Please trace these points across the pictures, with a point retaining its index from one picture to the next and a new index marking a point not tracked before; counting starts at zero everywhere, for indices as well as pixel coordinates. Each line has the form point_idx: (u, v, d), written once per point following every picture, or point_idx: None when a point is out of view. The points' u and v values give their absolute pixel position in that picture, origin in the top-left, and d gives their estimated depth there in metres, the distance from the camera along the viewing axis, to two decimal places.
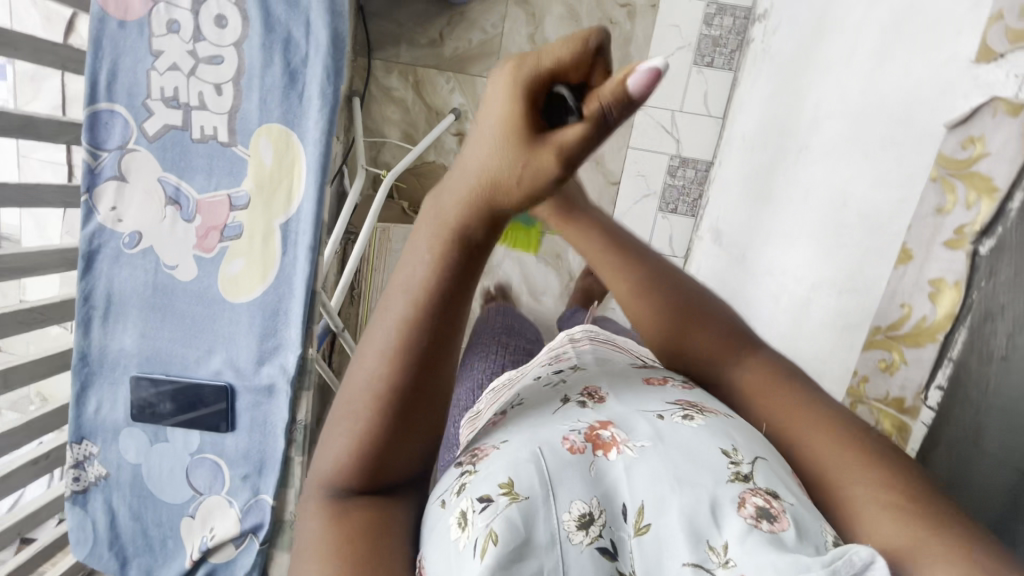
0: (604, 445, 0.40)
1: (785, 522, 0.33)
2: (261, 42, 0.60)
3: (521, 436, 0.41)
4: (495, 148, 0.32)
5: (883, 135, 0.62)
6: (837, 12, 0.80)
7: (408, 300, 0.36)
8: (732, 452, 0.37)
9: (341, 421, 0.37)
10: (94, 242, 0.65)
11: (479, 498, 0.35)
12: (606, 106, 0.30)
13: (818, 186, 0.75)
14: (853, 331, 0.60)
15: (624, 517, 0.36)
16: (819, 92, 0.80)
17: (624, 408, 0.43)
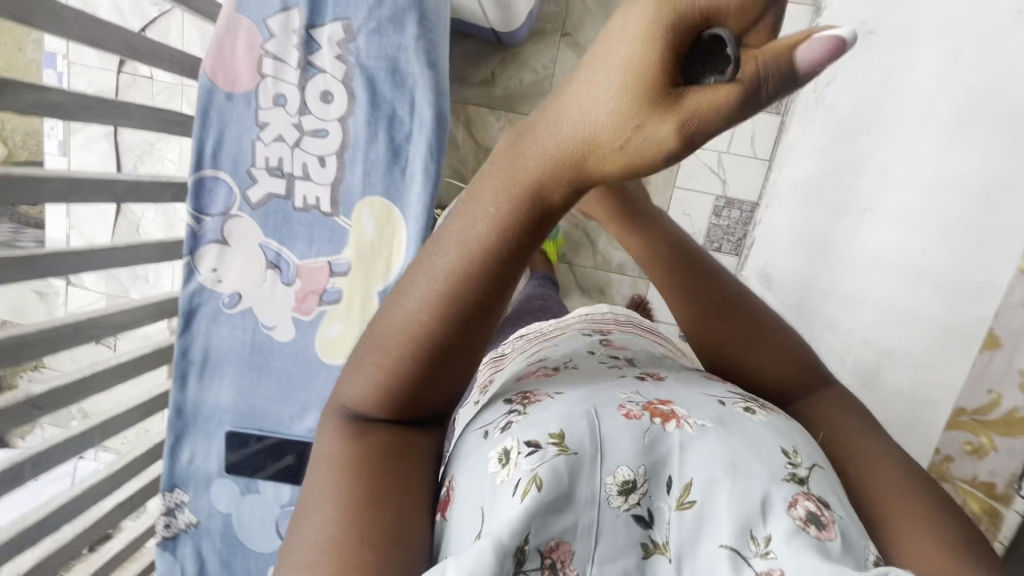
0: (663, 417, 0.51)
1: (834, 533, 0.42)
2: (368, 118, 0.93)
3: (574, 393, 0.54)
4: (614, 102, 0.33)
5: (962, 215, 0.64)
6: (903, 76, 0.81)
7: (469, 244, 0.41)
8: (792, 455, 0.47)
9: (392, 341, 0.44)
10: (196, 299, 0.96)
11: (527, 443, 0.48)
12: (760, 76, 0.30)
13: (885, 251, 0.77)
14: (932, 406, 0.63)
15: (665, 488, 0.47)
16: (884, 155, 0.82)
17: (684, 396, 0.54)
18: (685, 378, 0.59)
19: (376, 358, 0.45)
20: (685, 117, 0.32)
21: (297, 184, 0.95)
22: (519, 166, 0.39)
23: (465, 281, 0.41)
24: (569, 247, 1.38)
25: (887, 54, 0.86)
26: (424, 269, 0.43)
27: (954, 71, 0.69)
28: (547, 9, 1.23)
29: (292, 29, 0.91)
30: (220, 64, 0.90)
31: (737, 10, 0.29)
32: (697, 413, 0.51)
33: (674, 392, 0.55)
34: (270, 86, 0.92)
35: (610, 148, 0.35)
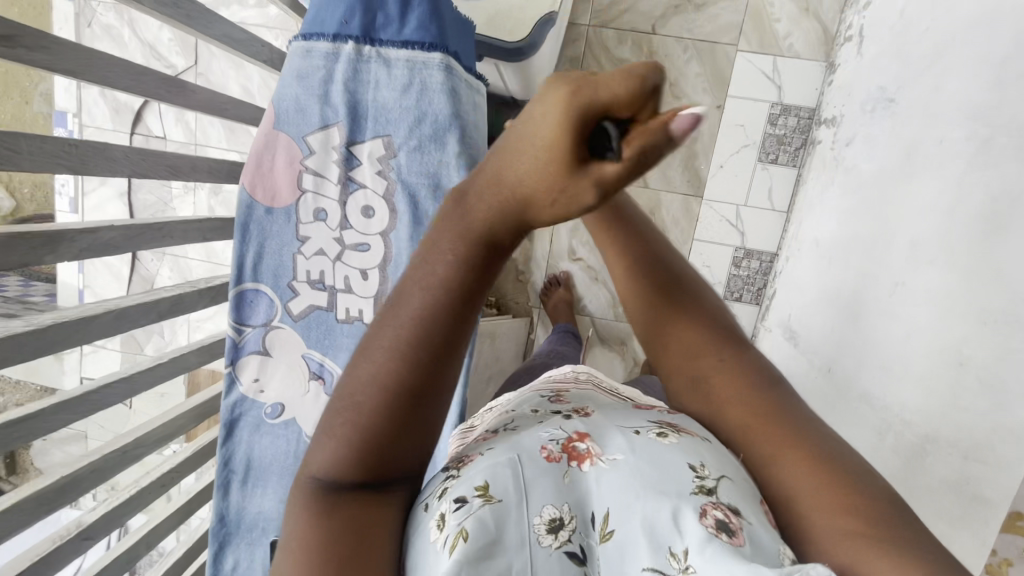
0: (580, 457, 0.47)
1: (743, 539, 0.39)
2: (409, 233, 0.72)
3: (503, 442, 0.48)
4: (537, 167, 0.32)
5: (1004, 309, 0.65)
6: (928, 152, 0.82)
7: (421, 300, 0.37)
8: (699, 467, 0.44)
9: (351, 404, 0.38)
10: (236, 410, 0.77)
11: (455, 499, 0.42)
12: (646, 148, 0.30)
13: (923, 331, 0.77)
14: (985, 504, 0.63)
15: (590, 523, 0.43)
16: (916, 230, 0.82)
17: (605, 430, 0.50)
18: (614, 412, 0.54)
19: (335, 425, 0.38)
20: (597, 182, 0.31)
21: (339, 296, 0.75)
22: (466, 216, 0.37)
23: (427, 332, 0.37)
24: (589, 300, 1.38)
25: (911, 129, 0.88)
26: (382, 321, 0.38)
27: (984, 158, 0.72)
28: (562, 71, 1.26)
29: (332, 145, 0.70)
30: (257, 181, 0.70)
31: (623, 93, 0.28)
32: (613, 447, 0.47)
33: (593, 425, 0.51)
34: (310, 202, 0.72)
35: (544, 204, 0.34)
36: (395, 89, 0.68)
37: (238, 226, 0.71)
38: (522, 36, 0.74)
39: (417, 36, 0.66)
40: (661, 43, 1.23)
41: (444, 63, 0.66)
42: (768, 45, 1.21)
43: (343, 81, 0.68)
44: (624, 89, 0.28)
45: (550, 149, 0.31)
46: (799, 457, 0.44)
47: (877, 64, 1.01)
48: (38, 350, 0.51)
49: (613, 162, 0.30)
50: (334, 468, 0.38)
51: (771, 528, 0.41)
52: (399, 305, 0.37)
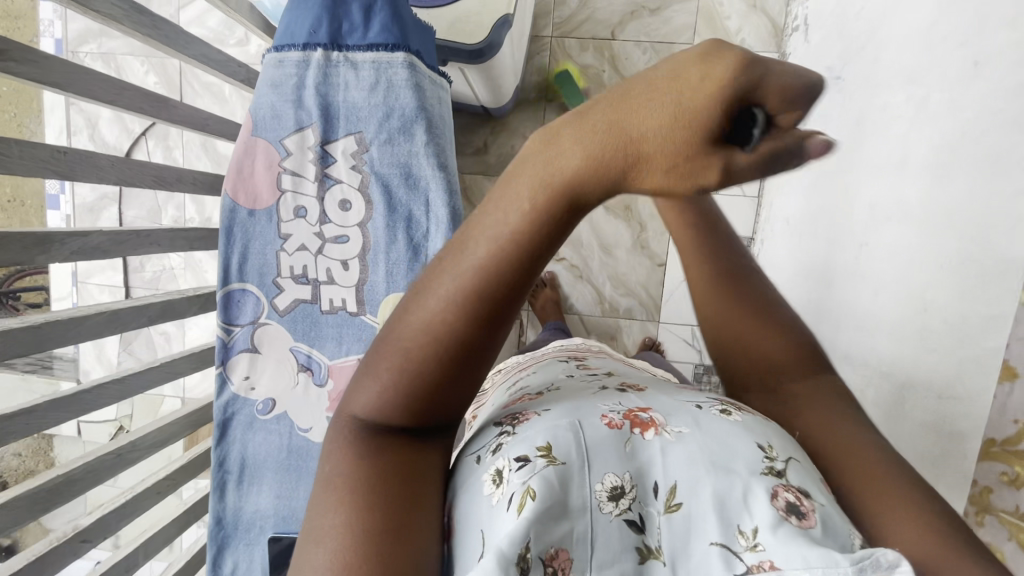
0: (643, 425, 0.49)
1: (814, 521, 0.41)
2: (386, 222, 0.76)
3: (559, 407, 0.52)
4: (667, 124, 0.29)
5: (958, 250, 0.68)
6: (877, 118, 0.87)
7: (492, 251, 0.35)
8: (768, 449, 0.46)
9: (400, 350, 0.39)
10: (228, 410, 0.79)
11: (517, 458, 0.45)
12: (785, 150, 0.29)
13: (891, 284, 0.80)
14: (964, 438, 0.63)
15: (652, 493, 0.45)
16: (874, 192, 0.86)
17: (664, 405, 0.53)
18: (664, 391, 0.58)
19: (383, 367, 0.39)
20: (727, 163, 0.29)
21: (322, 288, 0.77)
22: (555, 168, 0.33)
23: (482, 287, 0.36)
24: (575, 297, 1.41)
25: (859, 100, 0.93)
26: (452, 265, 0.37)
27: (925, 115, 0.76)
28: (531, 80, 1.33)
29: (307, 144, 0.74)
30: (239, 186, 0.74)
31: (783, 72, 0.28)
32: (676, 421, 0.50)
33: (653, 401, 0.54)
34: (290, 201, 0.75)
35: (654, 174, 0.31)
36: (364, 88, 0.72)
37: (222, 229, 0.74)
38: (482, 37, 0.78)
39: (380, 38, 0.71)
40: (622, 47, 1.30)
41: (407, 60, 0.70)
42: (722, 41, 1.28)
43: (316, 85, 0.72)
44: (790, 72, 0.28)
45: (689, 109, 0.29)
46: (861, 471, 0.44)
47: (823, 47, 1.07)
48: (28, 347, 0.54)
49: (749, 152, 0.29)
50: (377, 406, 0.41)
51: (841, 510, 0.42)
52: (463, 252, 0.36)
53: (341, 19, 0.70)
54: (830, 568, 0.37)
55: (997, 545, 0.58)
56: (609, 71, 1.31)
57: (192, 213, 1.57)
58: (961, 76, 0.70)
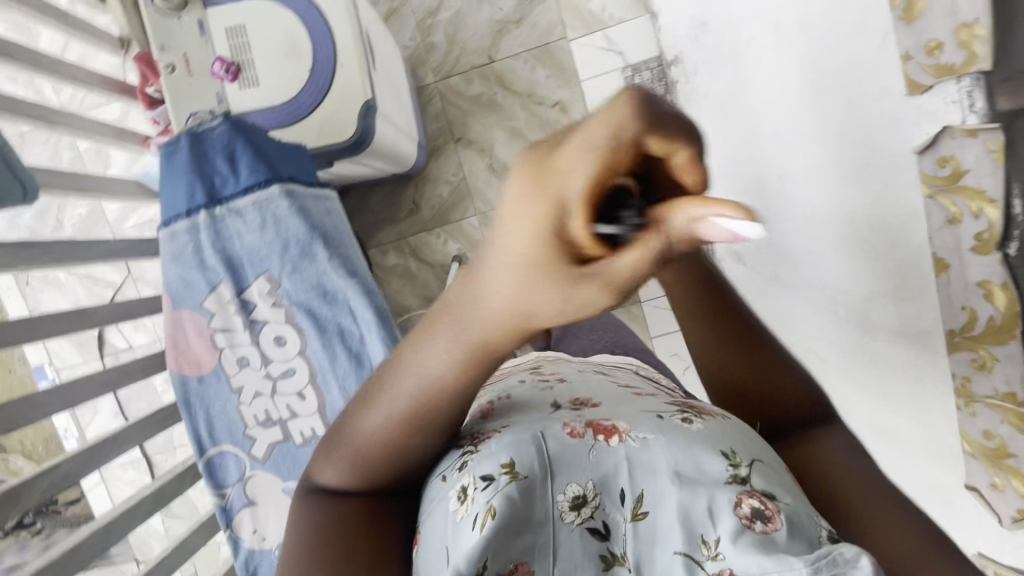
0: (607, 434, 0.56)
1: (778, 524, 0.46)
2: (321, 344, 0.84)
3: (519, 423, 0.57)
4: (528, 268, 0.33)
5: (856, 160, 0.68)
6: (748, 54, 0.88)
7: (424, 374, 0.45)
8: (731, 456, 0.52)
9: (354, 439, 0.52)
10: (250, 564, 0.83)
11: (482, 477, 0.51)
12: (658, 240, 0.30)
13: (819, 206, 0.80)
14: (929, 336, 0.64)
15: (620, 501, 0.52)
16: (773, 120, 0.87)
17: (627, 414, 0.59)
18: (619, 402, 0.62)
19: (346, 461, 0.53)
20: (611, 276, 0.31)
21: (290, 423, 0.84)
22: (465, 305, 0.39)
23: (425, 404, 0.47)
24: None
25: (729, 40, 0.94)
26: (397, 383, 0.47)
27: (784, 41, 0.77)
28: (433, 127, 1.35)
29: (225, 299, 0.82)
30: (182, 361, 0.83)
31: (606, 156, 0.29)
32: (639, 428, 0.56)
33: (618, 410, 0.60)
34: (230, 354, 0.83)
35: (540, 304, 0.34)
36: (254, 230, 0.81)
37: (181, 402, 0.81)
38: (354, 129, 0.84)
39: (252, 182, 0.79)
40: (502, 65, 1.31)
41: (281, 192, 0.79)
42: (592, 22, 1.29)
43: (211, 246, 0.80)
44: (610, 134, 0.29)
45: (547, 236, 0.31)
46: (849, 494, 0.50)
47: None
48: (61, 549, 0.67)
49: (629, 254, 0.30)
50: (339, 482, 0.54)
51: (807, 509, 0.48)
52: (406, 379, 0.46)
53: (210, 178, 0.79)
54: (787, 568, 0.42)
55: (995, 430, 0.57)
56: (500, 92, 1.32)
57: None
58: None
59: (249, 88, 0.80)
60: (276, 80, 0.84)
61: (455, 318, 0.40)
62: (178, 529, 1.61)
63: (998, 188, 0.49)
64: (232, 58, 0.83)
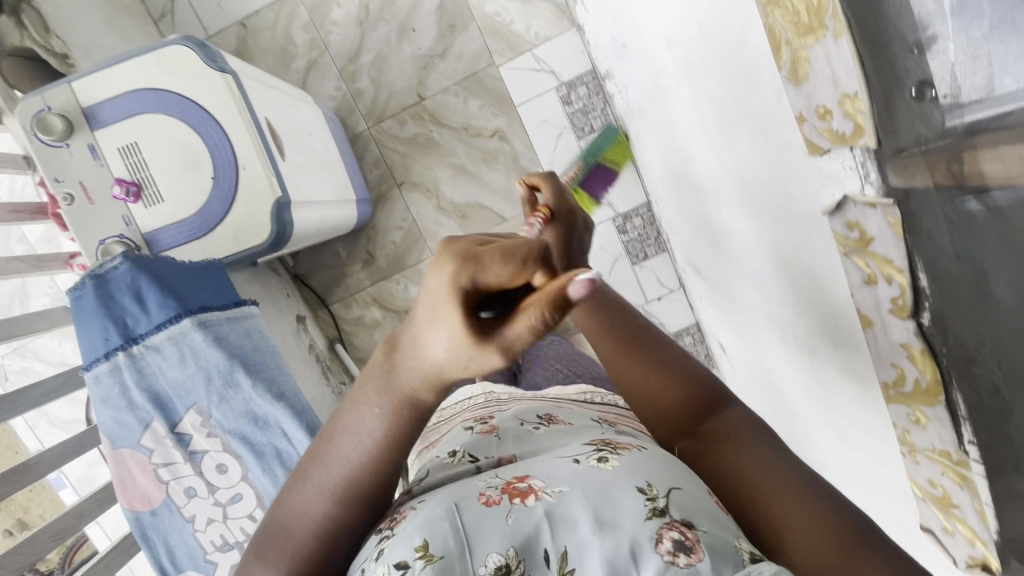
0: (523, 494, 0.50)
1: (701, 553, 0.43)
2: (262, 469, 0.82)
3: (433, 496, 0.52)
4: (445, 337, 0.41)
5: (777, 206, 0.66)
6: (667, 83, 0.85)
7: (360, 443, 0.50)
8: (648, 489, 0.49)
9: (289, 528, 0.52)
10: None
11: (397, 565, 0.45)
12: (541, 312, 0.38)
13: (754, 240, 0.78)
14: (869, 383, 0.62)
15: (543, 562, 0.46)
16: (700, 151, 0.83)
17: (541, 466, 0.54)
18: (538, 452, 0.59)
19: (274, 551, 0.53)
20: (508, 343, 0.39)
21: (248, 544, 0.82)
22: (392, 372, 0.47)
23: (362, 471, 0.51)
24: None
25: (648, 66, 0.90)
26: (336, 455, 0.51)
27: (694, 77, 0.74)
28: (374, 175, 1.31)
29: (160, 436, 0.79)
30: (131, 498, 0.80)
31: (507, 260, 0.40)
32: (555, 480, 0.51)
33: (534, 464, 0.55)
34: (177, 486, 0.80)
35: (455, 370, 0.43)
36: (176, 365, 0.79)
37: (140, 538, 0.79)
38: (267, 231, 0.81)
39: (166, 316, 0.78)
40: (434, 101, 1.27)
41: (195, 324, 0.78)
42: (519, 45, 1.24)
43: (137, 383, 0.78)
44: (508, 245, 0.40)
45: (449, 298, 0.40)
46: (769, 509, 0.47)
47: (602, 17, 1.03)
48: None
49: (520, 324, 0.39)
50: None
51: (726, 525, 0.47)
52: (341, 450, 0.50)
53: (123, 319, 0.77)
54: None
55: (938, 481, 0.55)
56: (436, 129, 1.28)
57: None
58: (697, 39, 0.67)
59: (155, 204, 0.78)
60: (180, 194, 0.79)
61: (382, 383, 0.48)
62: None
63: (902, 260, 0.47)
64: (133, 178, 0.78)
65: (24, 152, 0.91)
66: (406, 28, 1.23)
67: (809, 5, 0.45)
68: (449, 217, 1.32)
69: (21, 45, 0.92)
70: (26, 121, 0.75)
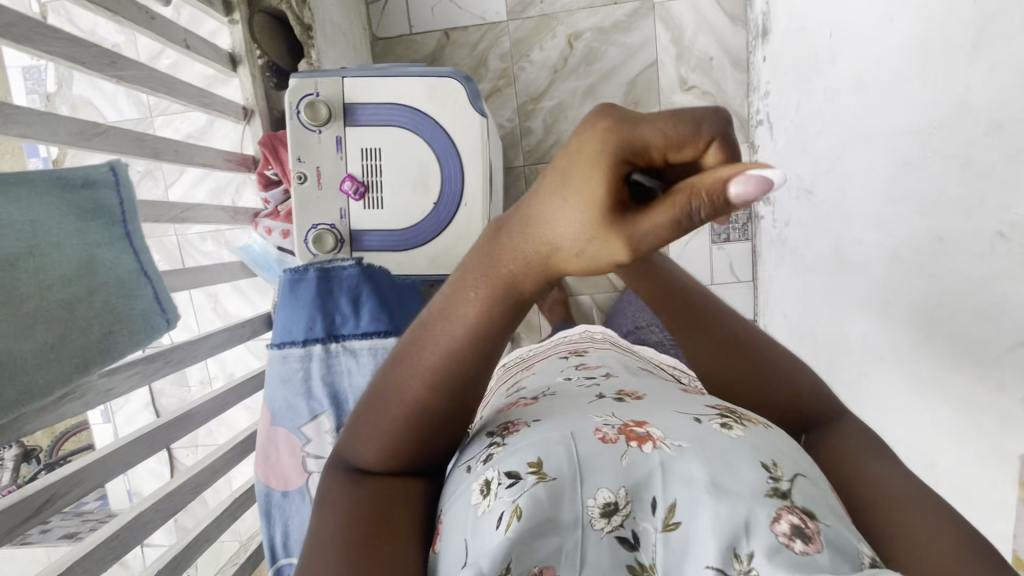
0: (639, 440, 0.52)
1: (819, 545, 0.43)
2: None
3: (550, 420, 0.55)
4: (578, 216, 0.36)
5: (951, 419, 0.71)
6: (851, 250, 0.90)
7: (445, 329, 0.46)
8: (772, 468, 0.48)
9: (380, 408, 0.49)
10: None
11: (508, 474, 0.49)
12: (696, 203, 0.33)
13: (895, 423, 0.83)
14: None
15: (650, 509, 0.48)
16: (862, 321, 0.89)
17: (661, 416, 0.55)
18: (660, 399, 0.60)
19: (364, 431, 0.50)
20: (640, 235, 0.35)
21: None
22: (498, 254, 0.42)
23: (449, 360, 0.46)
24: None
25: (834, 224, 0.95)
26: (421, 330, 0.47)
27: (898, 269, 0.79)
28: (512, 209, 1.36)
29: (324, 428, 0.87)
30: (269, 473, 0.86)
31: (672, 134, 0.33)
32: (674, 434, 0.52)
33: (648, 414, 0.56)
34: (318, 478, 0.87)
35: (570, 253, 0.38)
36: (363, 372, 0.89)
37: (263, 513, 0.86)
38: None
39: (372, 327, 0.90)
40: None
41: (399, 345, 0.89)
42: None
43: (322, 375, 0.87)
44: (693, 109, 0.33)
45: (598, 159, 0.34)
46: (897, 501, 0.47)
47: (792, 157, 1.08)
48: (180, 561, 0.74)
49: (662, 212, 0.33)
50: (362, 453, 0.51)
51: (845, 529, 0.45)
52: (431, 327, 0.46)
53: (333, 315, 0.88)
54: None
55: None
56: None
57: (215, 372, 1.65)
58: (928, 248, 0.72)
59: (374, 208, 0.91)
60: (399, 209, 0.92)
61: (488, 260, 0.43)
62: (160, 552, 1.56)
63: None
64: (363, 179, 0.90)
65: (246, 104, 0.95)
66: (594, 91, 1.29)
67: None
68: None
69: (277, 7, 0.96)
70: (293, 99, 0.86)
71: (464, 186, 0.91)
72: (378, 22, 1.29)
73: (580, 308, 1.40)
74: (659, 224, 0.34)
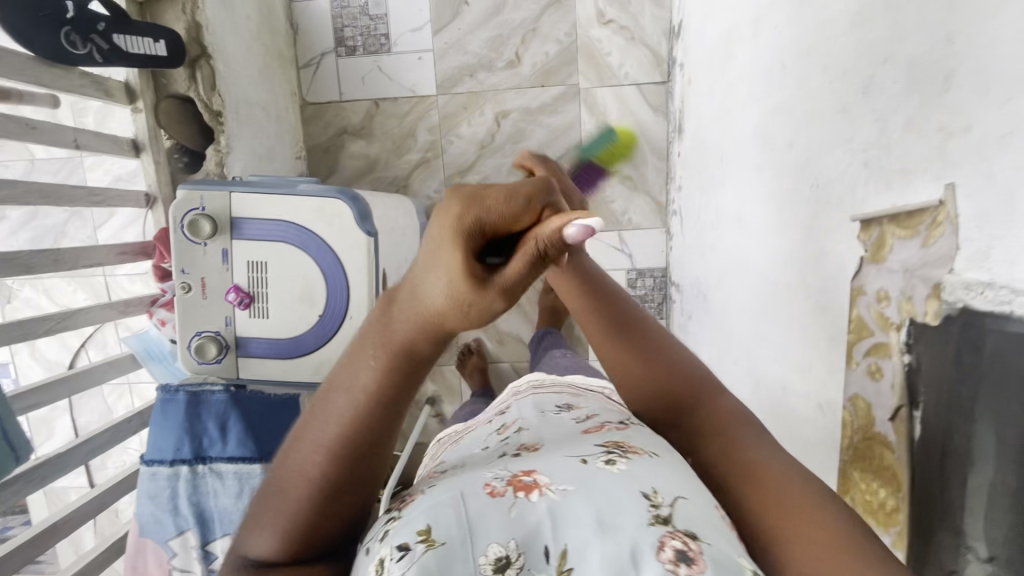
0: (526, 488, 0.47)
1: (702, 565, 0.39)
2: None
3: (446, 483, 0.50)
4: (445, 282, 0.39)
5: None
6: (730, 366, 0.95)
7: (351, 398, 0.45)
8: (652, 496, 0.45)
9: (282, 490, 0.46)
10: None
11: (399, 547, 0.42)
12: (541, 244, 0.39)
13: None
14: None
15: (543, 559, 0.42)
16: None
17: (551, 463, 0.50)
18: (561, 446, 0.55)
19: (265, 522, 0.47)
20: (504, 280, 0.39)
21: None
22: (393, 331, 0.44)
23: (354, 429, 0.45)
24: None
25: (720, 335, 1.00)
26: (326, 408, 0.46)
27: (759, 400, 0.84)
28: None
29: (189, 545, 1.00)
30: None
31: (512, 205, 0.39)
32: (561, 479, 0.47)
33: (541, 462, 0.51)
34: None
35: (453, 310, 0.41)
36: (228, 494, 1.01)
37: None
38: None
39: (239, 450, 1.02)
40: None
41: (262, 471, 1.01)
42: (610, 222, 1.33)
43: (187, 496, 0.99)
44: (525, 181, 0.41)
45: (450, 233, 0.38)
46: (796, 510, 0.46)
47: (693, 258, 1.13)
48: None
49: (513, 264, 0.39)
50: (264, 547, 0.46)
51: (728, 544, 0.42)
52: (334, 401, 0.46)
53: (201, 439, 1.00)
54: None
55: None
56: None
57: None
58: (777, 392, 0.77)
59: (257, 316, 0.96)
60: (284, 319, 0.96)
61: (384, 338, 0.45)
62: None
63: None
64: (248, 290, 0.95)
65: (149, 189, 1.03)
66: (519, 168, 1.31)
67: (882, 503, 0.55)
68: (488, 337, 1.43)
69: (184, 93, 1.05)
70: (177, 213, 0.90)
71: (348, 303, 0.96)
72: (308, 87, 1.30)
73: (499, 374, 1.44)
74: (516, 272, 0.39)
